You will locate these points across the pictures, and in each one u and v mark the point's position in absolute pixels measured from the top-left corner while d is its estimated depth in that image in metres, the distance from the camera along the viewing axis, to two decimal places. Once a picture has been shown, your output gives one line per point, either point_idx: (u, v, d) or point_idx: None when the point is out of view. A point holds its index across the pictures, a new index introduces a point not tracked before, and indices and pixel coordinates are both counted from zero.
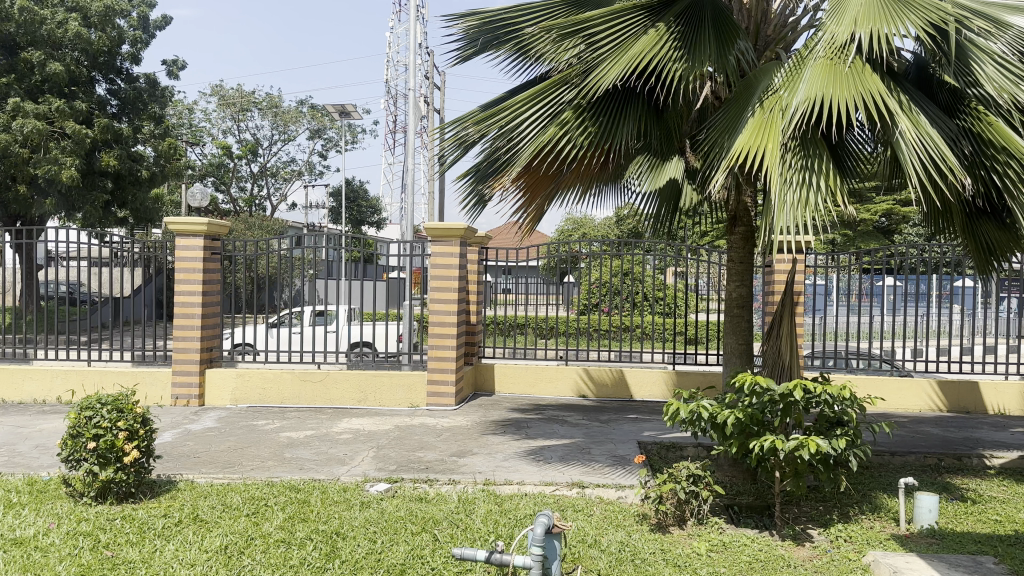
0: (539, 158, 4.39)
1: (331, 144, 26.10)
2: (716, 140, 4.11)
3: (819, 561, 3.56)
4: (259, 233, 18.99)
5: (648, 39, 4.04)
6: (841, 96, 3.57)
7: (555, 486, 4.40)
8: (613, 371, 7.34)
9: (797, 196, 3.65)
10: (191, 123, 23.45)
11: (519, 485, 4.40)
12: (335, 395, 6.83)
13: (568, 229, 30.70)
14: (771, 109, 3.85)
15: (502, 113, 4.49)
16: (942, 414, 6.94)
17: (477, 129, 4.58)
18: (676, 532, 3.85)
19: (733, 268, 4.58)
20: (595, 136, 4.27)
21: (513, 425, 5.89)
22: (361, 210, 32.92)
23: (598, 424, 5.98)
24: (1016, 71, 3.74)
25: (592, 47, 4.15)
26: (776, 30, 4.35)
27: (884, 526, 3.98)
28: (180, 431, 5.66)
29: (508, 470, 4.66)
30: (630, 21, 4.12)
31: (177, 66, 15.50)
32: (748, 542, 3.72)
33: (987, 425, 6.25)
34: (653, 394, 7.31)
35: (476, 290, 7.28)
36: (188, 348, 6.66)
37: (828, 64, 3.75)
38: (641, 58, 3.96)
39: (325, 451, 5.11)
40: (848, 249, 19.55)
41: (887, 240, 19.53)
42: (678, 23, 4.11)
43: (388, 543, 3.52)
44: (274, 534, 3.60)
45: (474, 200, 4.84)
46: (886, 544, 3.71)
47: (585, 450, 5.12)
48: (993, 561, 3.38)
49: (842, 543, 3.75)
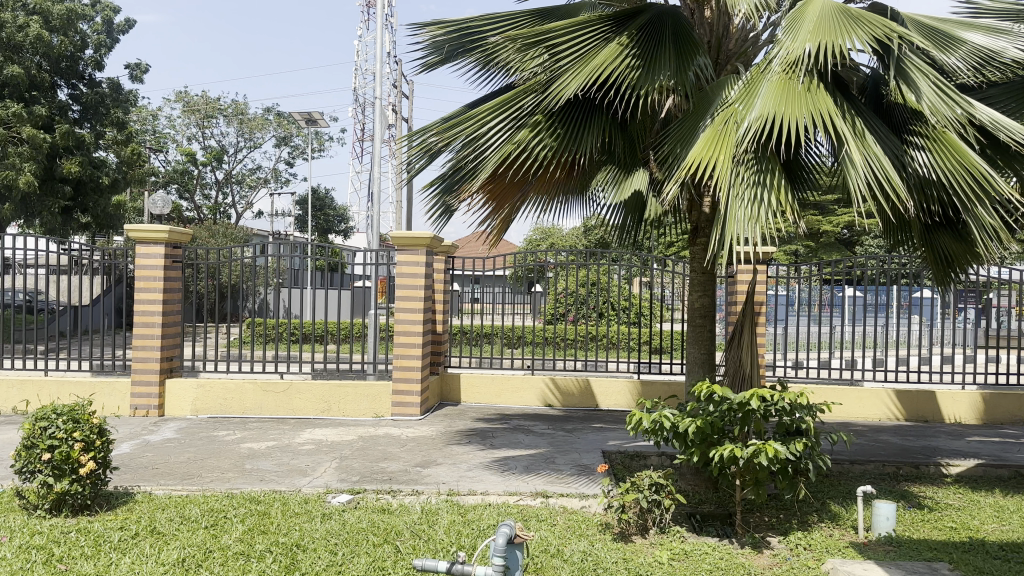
0: (503, 167, 4.40)
1: (298, 152, 25.94)
2: (678, 151, 4.15)
3: (779, 569, 3.59)
4: (223, 241, 18.76)
5: (609, 51, 4.07)
6: (794, 112, 3.65)
7: (519, 496, 4.39)
8: (580, 381, 7.36)
9: (750, 208, 3.71)
10: (155, 129, 23.16)
11: (482, 495, 4.38)
12: (298, 406, 6.75)
13: (535, 239, 30.85)
14: (726, 122, 3.90)
15: (466, 122, 4.49)
16: (900, 423, 7.05)
17: (441, 138, 4.58)
18: (638, 541, 3.87)
19: (695, 278, 4.64)
20: (558, 146, 4.29)
21: (478, 434, 5.87)
22: (327, 219, 32.73)
23: (563, 433, 5.98)
24: (951, 93, 3.80)
25: (553, 57, 4.18)
26: (738, 44, 4.42)
27: (843, 534, 4.03)
28: (138, 442, 5.55)
29: (472, 480, 4.64)
30: (590, 33, 4.16)
31: (141, 71, 15.29)
32: (710, 550, 3.75)
33: (943, 434, 6.38)
34: (619, 403, 7.34)
35: (443, 299, 7.25)
36: (148, 357, 6.55)
37: (783, 78, 3.81)
38: (601, 70, 3.99)
39: (287, 462, 5.06)
40: (810, 260, 19.85)
41: (847, 251, 19.86)
42: (638, 36, 4.16)
43: (348, 555, 3.49)
44: (233, 547, 3.55)
45: (440, 209, 4.83)
46: (844, 552, 3.75)
47: (550, 460, 5.12)
48: (949, 568, 3.43)
49: (801, 551, 3.79)
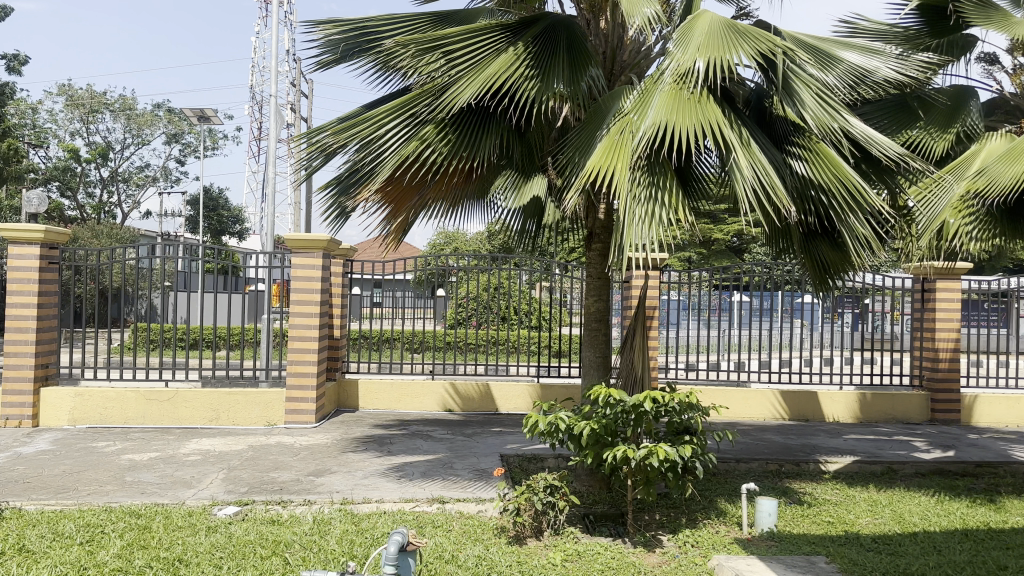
0: (400, 172, 4.36)
1: (191, 150, 25.01)
2: (575, 158, 4.22)
3: (667, 566, 3.68)
4: (107, 242, 17.86)
5: (504, 58, 4.10)
6: (684, 122, 3.77)
7: (415, 502, 4.35)
8: (479, 385, 7.37)
9: (645, 214, 3.80)
10: (36, 123, 21.84)
11: (377, 503, 4.31)
12: (186, 414, 6.49)
13: (439, 243, 30.80)
14: (622, 131, 3.99)
15: (362, 124, 4.43)
16: (785, 422, 7.38)
17: (336, 139, 4.50)
18: (533, 544, 3.89)
19: (592, 283, 4.73)
20: (455, 150, 4.28)
21: (375, 441, 5.78)
22: (222, 220, 31.64)
23: (461, 438, 5.97)
24: (831, 104, 4.04)
25: (450, 62, 4.18)
26: (632, 56, 4.55)
27: (729, 530, 4.17)
28: (7, 456, 5.20)
29: (367, 488, 4.57)
30: (486, 39, 4.19)
31: (19, 62, 14.40)
32: (602, 549, 3.81)
33: (822, 432, 6.71)
34: (518, 407, 7.39)
35: (340, 303, 7.12)
36: (20, 365, 6.15)
37: (675, 89, 3.93)
38: (496, 77, 4.02)
39: (171, 474, 4.84)
40: (703, 266, 20.58)
41: (737, 258, 20.70)
42: (533, 45, 4.21)
43: (234, 568, 3.36)
44: (108, 564, 3.36)
45: (335, 211, 4.75)
46: (729, 548, 3.88)
47: (447, 465, 5.10)
48: (825, 560, 3.60)
49: (689, 548, 3.90)
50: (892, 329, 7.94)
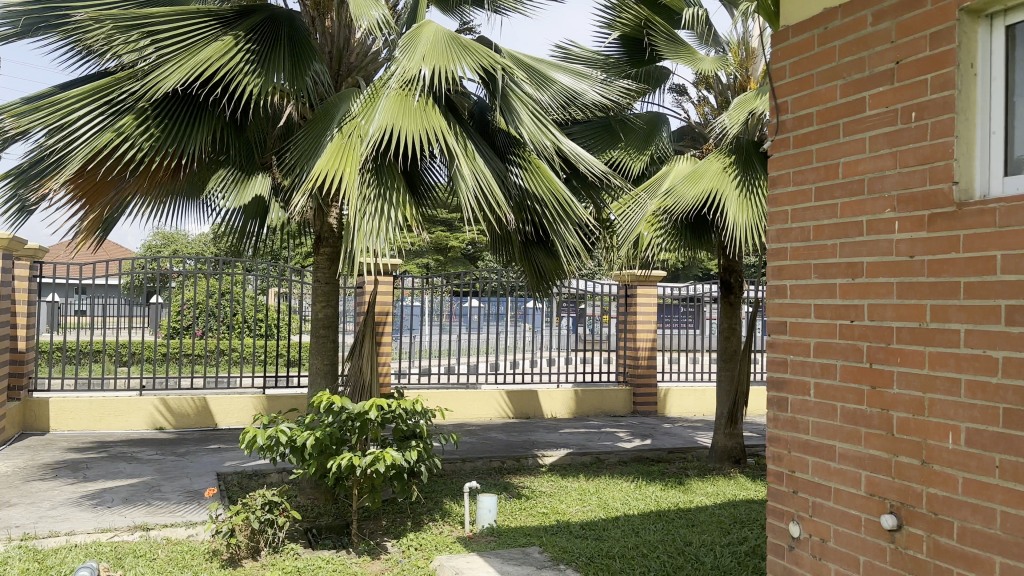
0: (96, 164, 3.92)
1: None
2: (301, 160, 4.08)
3: (390, 573, 3.68)
4: None
5: (219, 47, 3.86)
6: (410, 128, 3.82)
7: (112, 532, 3.92)
8: (196, 401, 6.90)
9: (373, 221, 3.80)
10: None
11: (66, 536, 3.82)
12: None
13: (159, 246, 28.44)
14: (349, 135, 3.93)
15: (49, 108, 3.91)
16: (509, 420, 7.79)
17: (14, 122, 3.93)
18: (249, 565, 3.66)
19: (320, 289, 4.61)
20: (164, 144, 3.95)
21: (67, 467, 5.14)
22: None
23: (173, 458, 5.52)
24: (545, 123, 4.34)
25: (156, 48, 3.84)
26: (359, 58, 4.53)
27: (451, 530, 4.28)
28: None
29: (53, 520, 4.03)
30: (199, 26, 3.91)
31: None
32: (323, 563, 3.70)
33: (542, 428, 7.16)
34: (240, 421, 7.04)
35: (25, 310, 6.24)
36: None
37: (400, 95, 3.96)
38: (207, 66, 3.77)
39: None
40: (438, 272, 21.26)
41: (469, 265, 21.58)
42: (252, 37, 4.01)
43: None
44: None
45: (15, 205, 4.16)
46: (451, 548, 3.97)
47: (154, 488, 4.67)
48: (538, 551, 3.81)
49: (412, 552, 3.92)
50: (600, 331, 9.01)
